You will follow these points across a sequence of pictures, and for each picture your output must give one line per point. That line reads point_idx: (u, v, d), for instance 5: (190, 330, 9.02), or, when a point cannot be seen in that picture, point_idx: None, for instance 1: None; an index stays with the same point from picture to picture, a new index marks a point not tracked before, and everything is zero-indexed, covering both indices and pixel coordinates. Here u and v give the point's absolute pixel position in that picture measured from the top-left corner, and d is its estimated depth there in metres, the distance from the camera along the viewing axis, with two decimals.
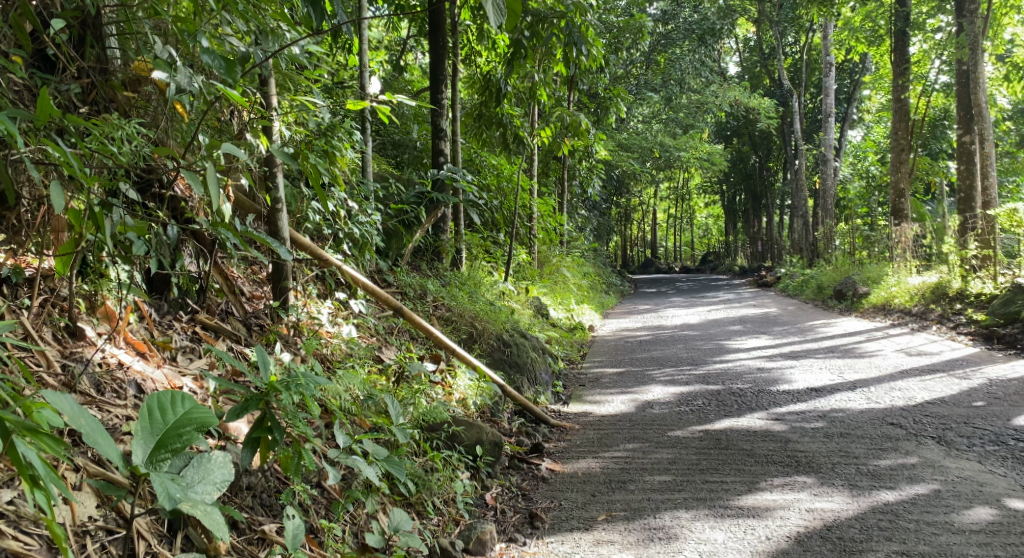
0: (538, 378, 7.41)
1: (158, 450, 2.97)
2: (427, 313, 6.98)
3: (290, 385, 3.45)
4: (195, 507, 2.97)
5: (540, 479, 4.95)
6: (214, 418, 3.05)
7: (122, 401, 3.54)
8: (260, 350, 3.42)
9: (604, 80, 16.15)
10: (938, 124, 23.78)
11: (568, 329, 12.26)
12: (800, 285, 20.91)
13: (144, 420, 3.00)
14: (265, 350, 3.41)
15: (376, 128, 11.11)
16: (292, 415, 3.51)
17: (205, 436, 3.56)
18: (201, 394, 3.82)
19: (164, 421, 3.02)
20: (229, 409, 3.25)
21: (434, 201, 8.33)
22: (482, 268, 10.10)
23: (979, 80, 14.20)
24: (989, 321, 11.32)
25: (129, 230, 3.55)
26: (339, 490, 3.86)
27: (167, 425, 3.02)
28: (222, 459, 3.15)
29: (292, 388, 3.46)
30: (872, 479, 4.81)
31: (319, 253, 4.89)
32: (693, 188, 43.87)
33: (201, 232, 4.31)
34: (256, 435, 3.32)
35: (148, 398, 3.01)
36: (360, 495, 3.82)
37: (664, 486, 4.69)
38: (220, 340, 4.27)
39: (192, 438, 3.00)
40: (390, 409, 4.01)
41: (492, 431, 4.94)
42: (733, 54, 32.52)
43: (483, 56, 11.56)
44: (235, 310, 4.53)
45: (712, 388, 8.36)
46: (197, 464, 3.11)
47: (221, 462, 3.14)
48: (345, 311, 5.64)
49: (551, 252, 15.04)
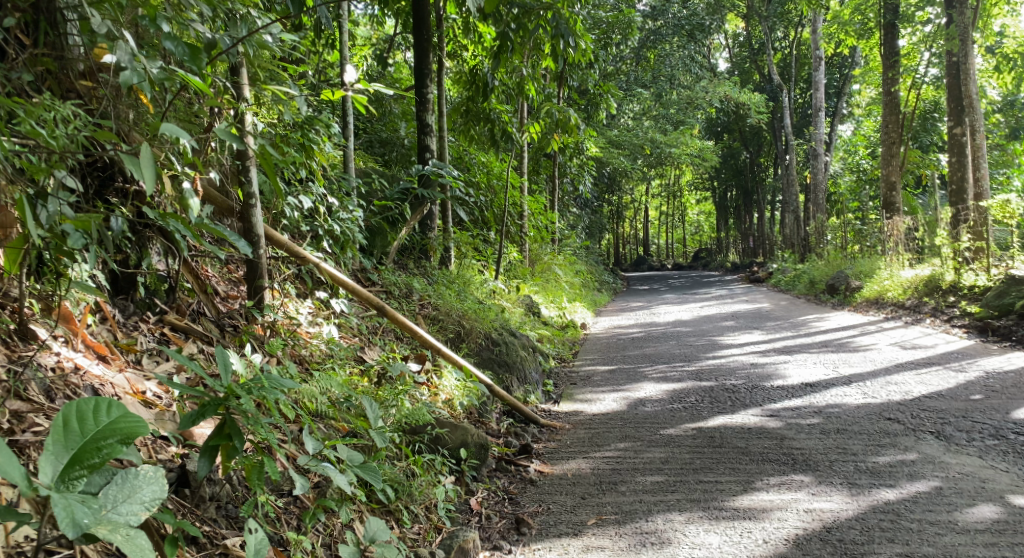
0: (528, 377, 7.23)
1: (72, 467, 2.80)
2: (413, 313, 6.82)
3: (252, 387, 3.27)
4: (114, 532, 2.80)
5: (529, 481, 4.78)
6: (140, 430, 2.87)
7: None
8: (221, 351, 3.25)
9: (593, 76, 16.02)
10: (929, 117, 23.73)
11: (560, 328, 12.10)
12: (792, 280, 20.81)
13: (58, 434, 2.81)
14: (225, 351, 3.24)
15: (361, 126, 10.94)
16: (255, 422, 3.33)
17: (163, 444, 3.44)
18: (165, 398, 3.68)
19: (82, 433, 2.83)
20: (185, 416, 3.08)
21: (420, 198, 8.15)
22: (471, 266, 9.93)
23: (969, 71, 14.11)
24: (984, 313, 11.21)
25: (71, 224, 3.38)
26: (312, 498, 3.70)
27: (85, 438, 2.84)
28: (152, 475, 2.93)
29: (254, 391, 3.27)
30: (871, 477, 4.66)
31: (296, 250, 4.74)
32: (683, 184, 43.82)
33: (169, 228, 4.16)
34: (214, 442, 3.14)
35: (66, 408, 2.83)
36: (333, 505, 3.65)
37: (657, 487, 4.53)
38: (190, 341, 4.11)
39: (113, 452, 2.83)
40: (369, 413, 3.81)
41: (477, 432, 4.78)
42: (721, 50, 32.44)
43: (470, 51, 11.38)
44: (208, 311, 4.37)
45: (705, 384, 8.20)
46: (122, 481, 2.89)
47: (150, 479, 2.92)
48: (326, 311, 5.50)
49: (541, 250, 14.89)
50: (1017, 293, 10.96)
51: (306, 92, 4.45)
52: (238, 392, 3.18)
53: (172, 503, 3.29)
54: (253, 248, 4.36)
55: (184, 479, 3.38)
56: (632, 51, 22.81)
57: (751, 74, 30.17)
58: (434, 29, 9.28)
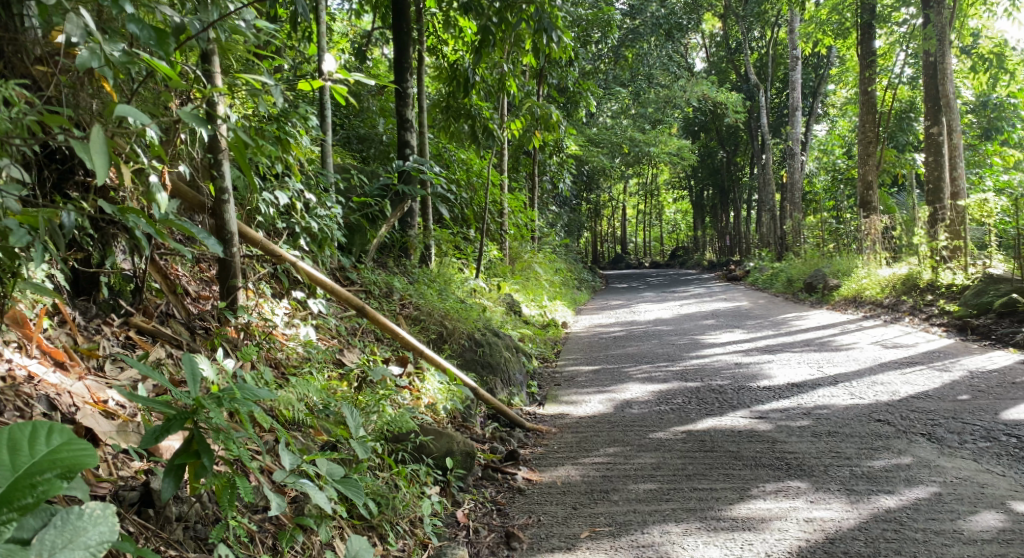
0: (512, 379, 7.05)
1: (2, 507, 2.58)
2: (393, 313, 6.62)
3: (222, 398, 3.07)
4: None
5: (517, 491, 4.59)
6: (81, 464, 2.68)
7: (26, 420, 3.14)
8: (190, 359, 3.04)
9: (573, 74, 15.85)
10: (904, 117, 23.67)
11: (541, 327, 11.92)
12: (769, 278, 20.77)
13: None
14: (193, 361, 3.03)
15: (339, 122, 10.71)
16: (225, 436, 3.14)
17: (126, 459, 3.26)
18: (129, 409, 3.47)
19: (15, 466, 2.64)
20: (150, 433, 2.88)
21: (400, 194, 7.93)
22: (452, 265, 9.72)
23: (947, 70, 14.07)
24: (962, 312, 11.15)
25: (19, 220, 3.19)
26: (288, 515, 3.50)
27: (18, 472, 2.64)
28: (96, 514, 2.70)
29: (225, 402, 3.08)
30: (869, 483, 4.51)
31: (271, 248, 4.52)
32: (660, 183, 43.81)
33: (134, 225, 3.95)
34: (181, 460, 2.96)
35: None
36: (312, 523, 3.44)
37: (650, 496, 4.36)
38: (158, 345, 3.90)
39: (49, 488, 2.63)
40: (348, 422, 3.62)
41: (463, 440, 4.60)
42: (699, 49, 32.41)
43: (449, 45, 11.17)
44: (177, 312, 4.17)
45: (692, 385, 8.06)
46: (62, 524, 2.67)
47: (95, 519, 2.70)
48: (303, 311, 5.32)
49: (521, 249, 14.72)
50: (996, 292, 10.91)
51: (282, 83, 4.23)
52: (208, 406, 3.00)
53: (133, 525, 3.08)
54: (226, 247, 4.15)
55: (148, 499, 3.19)
56: (610, 49, 22.70)
57: (728, 73, 30.15)
58: (412, 23, 9.08)
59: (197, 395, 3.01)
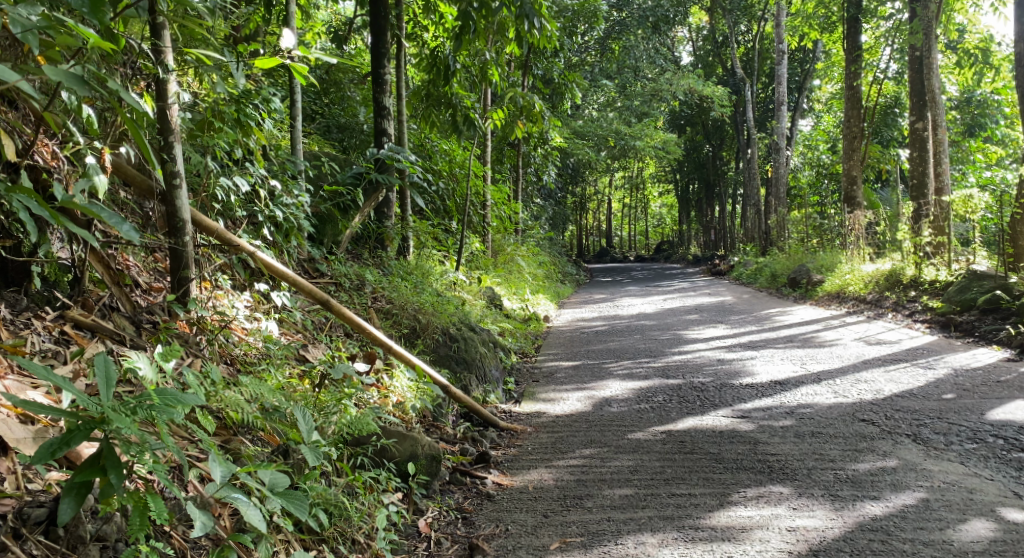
0: (488, 375, 6.83)
1: None
2: (364, 306, 6.40)
3: (139, 407, 2.93)
4: None
5: (485, 496, 4.38)
6: None
7: None
8: (103, 360, 2.94)
9: (558, 65, 15.64)
10: (889, 112, 23.48)
11: (523, 321, 11.71)
12: (754, 273, 20.63)
13: None
14: (107, 362, 2.93)
15: (317, 110, 10.44)
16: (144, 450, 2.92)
17: (46, 467, 3.17)
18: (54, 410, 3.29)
19: None
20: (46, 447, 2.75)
21: (375, 182, 7.70)
22: (431, 257, 9.51)
23: (933, 65, 13.96)
24: (945, 309, 11.01)
25: None
26: (226, 529, 3.31)
27: None
28: None
29: (142, 410, 2.94)
30: (854, 488, 4.30)
31: (226, 237, 4.40)
32: (646, 176, 43.63)
33: (71, 212, 3.81)
34: (83, 478, 2.80)
35: None
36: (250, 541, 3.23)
37: (626, 502, 4.15)
38: (97, 340, 3.72)
39: None
40: (299, 425, 3.51)
41: (429, 443, 4.38)
42: (686, 43, 32.24)
43: (431, 31, 10.94)
44: (121, 306, 3.99)
45: (673, 382, 7.87)
46: None
47: None
48: (266, 305, 5.18)
49: (503, 242, 14.53)
50: (979, 288, 10.77)
51: (245, 64, 4.33)
52: (118, 417, 2.83)
53: (38, 548, 2.98)
54: (176, 234, 4.05)
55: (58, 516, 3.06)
56: (598, 41, 22.41)
57: (715, 67, 29.91)
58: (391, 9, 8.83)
59: (109, 401, 2.88)
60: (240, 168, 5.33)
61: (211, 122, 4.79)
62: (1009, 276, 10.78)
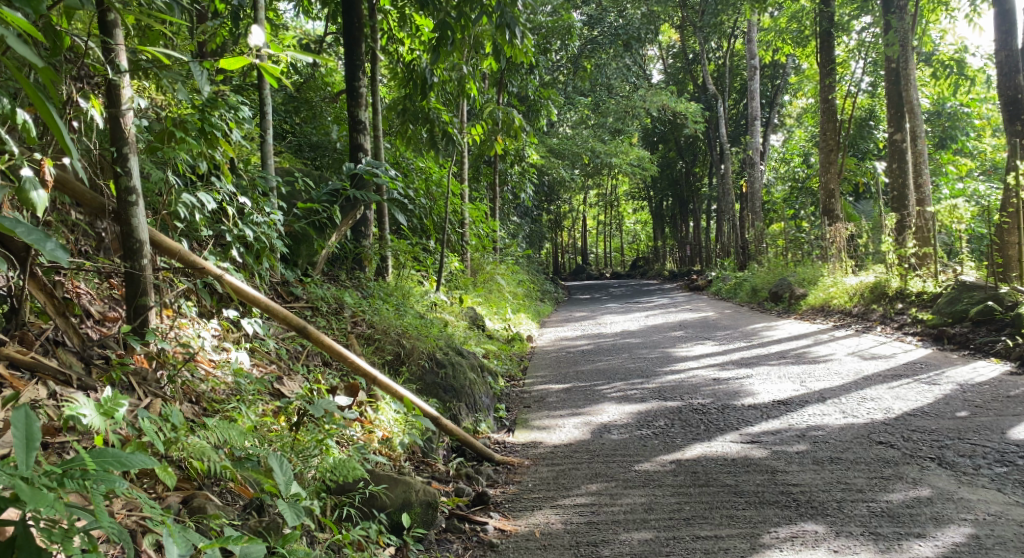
0: (478, 403, 6.36)
1: None
2: (344, 332, 5.96)
3: (67, 477, 2.64)
4: None
5: (488, 546, 4.04)
6: None
7: None
8: (24, 416, 2.64)
9: (533, 81, 15.27)
10: (864, 124, 22.86)
11: (506, 342, 11.26)
12: (732, 287, 20.34)
13: None
14: (28, 418, 2.63)
15: (288, 128, 10.01)
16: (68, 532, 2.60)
17: None
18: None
19: None
20: None
21: (351, 200, 7.22)
22: (409, 277, 9.08)
23: (911, 76, 13.75)
24: (936, 321, 10.68)
25: None
26: None
27: None
28: None
29: (71, 481, 2.65)
30: (893, 524, 3.98)
31: (190, 259, 4.04)
32: (620, 195, 43.38)
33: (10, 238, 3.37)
34: None
35: None
36: None
37: (648, 549, 3.89)
38: (36, 382, 3.26)
39: None
40: (276, 475, 3.16)
41: (424, 489, 4.04)
42: (656, 61, 32.09)
43: (405, 44, 10.55)
44: (69, 340, 3.58)
45: (671, 404, 7.44)
46: None
47: None
48: (236, 334, 4.78)
49: (482, 260, 14.12)
50: (970, 299, 10.45)
51: (206, 72, 4.10)
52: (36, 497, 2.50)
53: None
54: (133, 256, 3.72)
55: None
56: (569, 60, 22.17)
57: (686, 84, 29.71)
58: (362, 21, 8.44)
59: (29, 470, 2.59)
60: (206, 185, 4.89)
61: (173, 132, 4.33)
62: (1001, 286, 10.46)
